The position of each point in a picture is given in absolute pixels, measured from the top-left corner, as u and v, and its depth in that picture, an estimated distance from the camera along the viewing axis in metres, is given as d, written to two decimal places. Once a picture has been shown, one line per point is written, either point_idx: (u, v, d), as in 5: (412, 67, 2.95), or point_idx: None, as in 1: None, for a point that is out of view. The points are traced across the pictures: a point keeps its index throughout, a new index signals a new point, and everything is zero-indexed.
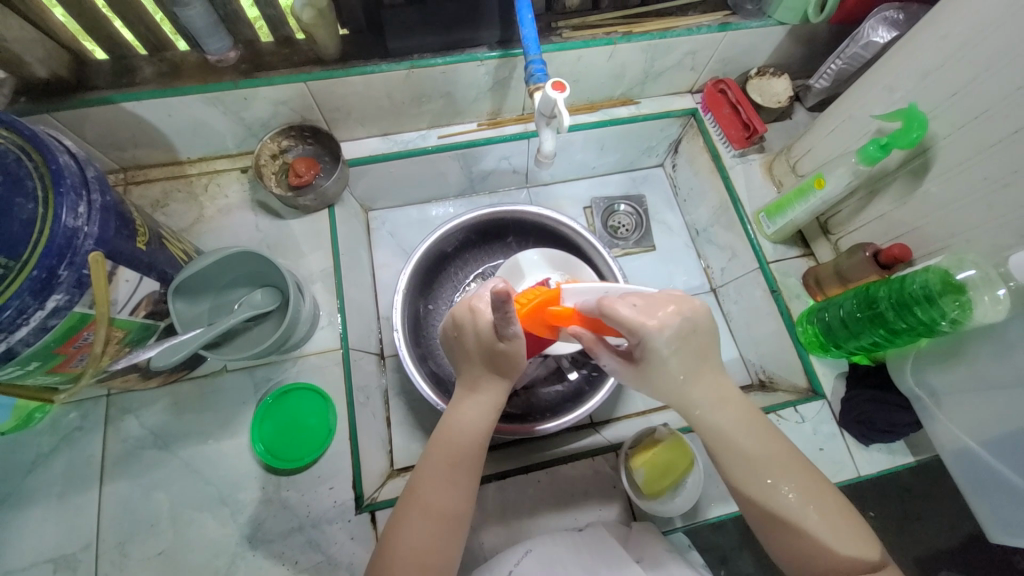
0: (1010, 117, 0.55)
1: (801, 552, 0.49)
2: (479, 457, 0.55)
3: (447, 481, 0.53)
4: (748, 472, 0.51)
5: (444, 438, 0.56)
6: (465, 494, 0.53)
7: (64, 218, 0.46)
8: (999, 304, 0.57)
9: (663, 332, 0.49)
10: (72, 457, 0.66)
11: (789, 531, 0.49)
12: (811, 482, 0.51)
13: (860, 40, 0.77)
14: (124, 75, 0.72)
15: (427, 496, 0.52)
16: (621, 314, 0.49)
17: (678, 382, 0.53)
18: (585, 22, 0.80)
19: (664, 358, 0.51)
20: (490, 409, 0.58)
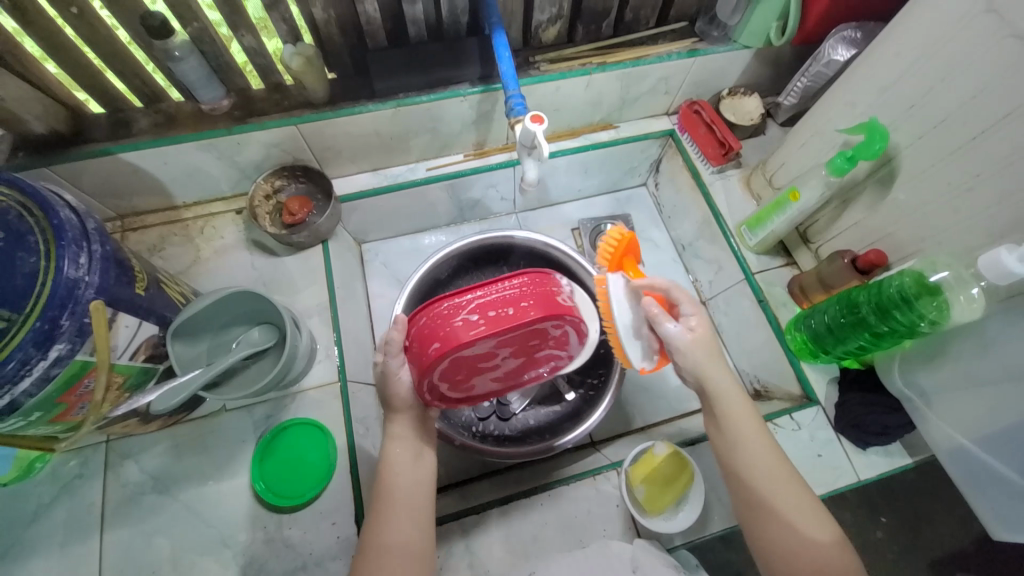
0: (966, 125, 0.59)
1: (785, 551, 0.51)
2: (426, 495, 0.58)
3: (398, 516, 0.55)
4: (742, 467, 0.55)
5: (386, 481, 0.58)
6: (419, 525, 0.56)
7: (65, 269, 0.47)
8: (974, 302, 0.60)
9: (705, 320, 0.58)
10: (72, 506, 0.66)
11: (774, 527, 0.52)
12: (794, 484, 0.54)
13: (822, 59, 0.82)
14: (121, 127, 0.75)
15: (384, 534, 0.54)
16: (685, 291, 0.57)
17: (704, 367, 0.57)
18: (561, 55, 0.84)
19: (703, 341, 0.57)
20: (415, 446, 0.60)
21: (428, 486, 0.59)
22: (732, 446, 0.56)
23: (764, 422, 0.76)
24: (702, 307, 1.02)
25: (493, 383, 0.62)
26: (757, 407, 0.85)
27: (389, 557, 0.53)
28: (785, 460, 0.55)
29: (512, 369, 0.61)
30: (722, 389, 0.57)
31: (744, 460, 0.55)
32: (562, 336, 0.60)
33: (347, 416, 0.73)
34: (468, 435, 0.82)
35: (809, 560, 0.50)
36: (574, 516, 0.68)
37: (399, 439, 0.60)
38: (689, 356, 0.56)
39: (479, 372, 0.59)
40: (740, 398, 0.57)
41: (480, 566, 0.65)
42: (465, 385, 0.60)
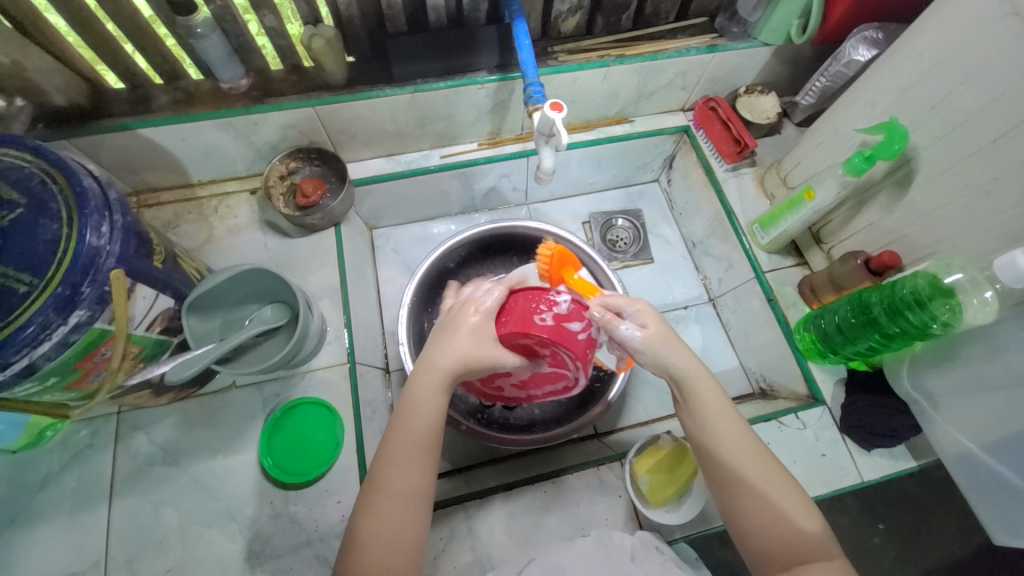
0: (988, 127, 0.58)
1: (762, 535, 0.52)
2: (434, 446, 0.56)
3: (409, 467, 0.54)
4: (714, 454, 0.55)
5: (403, 426, 0.55)
6: (427, 477, 0.54)
7: (87, 237, 0.48)
8: (987, 306, 0.59)
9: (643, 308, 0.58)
10: (83, 474, 0.67)
11: (749, 511, 0.52)
12: (763, 462, 0.54)
13: (843, 58, 0.81)
14: (140, 103, 0.75)
15: (392, 482, 0.53)
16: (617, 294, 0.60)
17: (664, 356, 0.57)
18: (579, 46, 0.84)
19: (655, 330, 0.58)
20: (441, 393, 0.56)
21: (437, 437, 0.56)
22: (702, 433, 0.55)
23: (769, 419, 0.76)
24: (711, 304, 1.02)
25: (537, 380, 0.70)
26: (762, 405, 0.85)
27: (395, 506, 0.52)
28: (754, 440, 0.55)
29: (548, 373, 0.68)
30: (684, 373, 0.56)
31: (714, 448, 0.55)
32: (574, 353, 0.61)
33: (355, 397, 0.74)
34: (474, 422, 0.83)
35: (786, 539, 0.51)
36: (577, 505, 0.69)
37: (425, 382, 0.56)
38: (643, 353, 0.57)
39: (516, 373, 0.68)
40: (710, 381, 0.57)
41: (482, 549, 0.65)
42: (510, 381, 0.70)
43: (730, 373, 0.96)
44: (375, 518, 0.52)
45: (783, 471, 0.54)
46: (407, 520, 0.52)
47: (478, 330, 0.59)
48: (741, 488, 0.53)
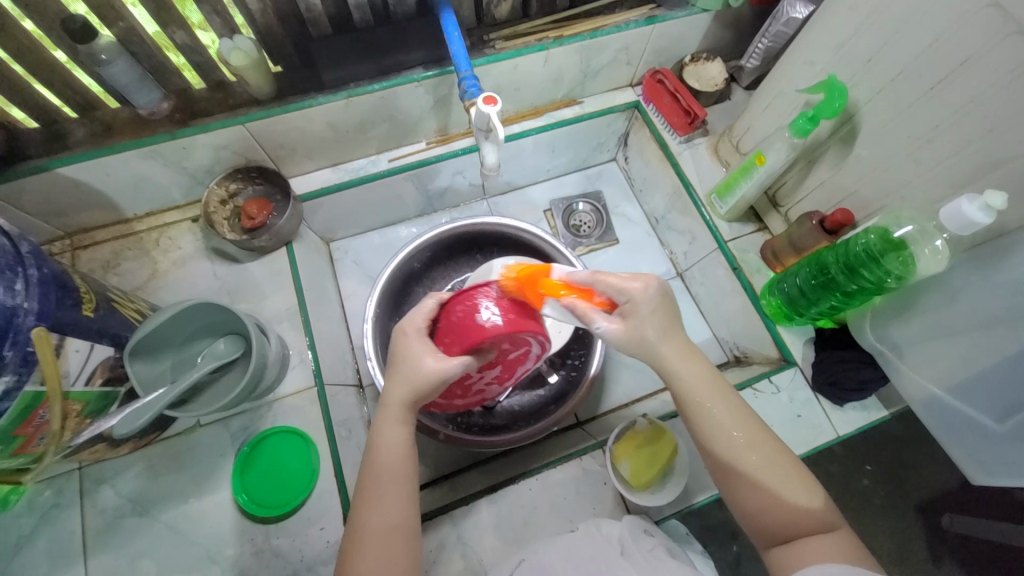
0: (924, 76, 0.58)
1: (761, 520, 0.52)
2: (412, 475, 0.56)
3: (390, 501, 0.54)
4: (715, 445, 0.54)
5: (376, 463, 0.56)
6: (409, 504, 0.55)
7: (1, 297, 0.45)
8: (938, 254, 0.61)
9: (646, 292, 0.56)
10: (51, 536, 0.64)
11: (751, 498, 0.52)
12: (772, 448, 0.54)
13: (781, 18, 0.81)
14: (55, 140, 0.70)
15: (374, 518, 0.53)
16: (612, 280, 0.57)
17: (657, 345, 0.57)
18: (516, 31, 0.81)
19: (646, 318, 0.56)
20: (402, 421, 0.58)
21: (415, 465, 0.58)
22: (704, 422, 0.55)
23: (744, 388, 0.77)
24: (679, 279, 1.02)
25: (490, 380, 0.71)
26: (738, 373, 0.86)
27: (383, 541, 0.52)
28: (760, 427, 0.55)
29: (501, 369, 0.69)
30: (683, 364, 0.57)
31: (717, 439, 0.54)
32: (538, 337, 0.63)
33: (327, 420, 0.72)
34: (454, 427, 0.82)
35: (789, 524, 0.51)
36: (563, 498, 0.69)
37: (390, 417, 0.58)
38: (628, 342, 0.57)
39: (469, 380, 0.69)
40: (696, 363, 0.57)
41: (473, 556, 0.65)
42: (463, 388, 0.71)
43: (704, 345, 0.97)
44: (362, 553, 0.52)
45: (792, 460, 0.54)
46: (398, 551, 0.52)
47: (415, 349, 0.58)
48: (740, 475, 0.53)
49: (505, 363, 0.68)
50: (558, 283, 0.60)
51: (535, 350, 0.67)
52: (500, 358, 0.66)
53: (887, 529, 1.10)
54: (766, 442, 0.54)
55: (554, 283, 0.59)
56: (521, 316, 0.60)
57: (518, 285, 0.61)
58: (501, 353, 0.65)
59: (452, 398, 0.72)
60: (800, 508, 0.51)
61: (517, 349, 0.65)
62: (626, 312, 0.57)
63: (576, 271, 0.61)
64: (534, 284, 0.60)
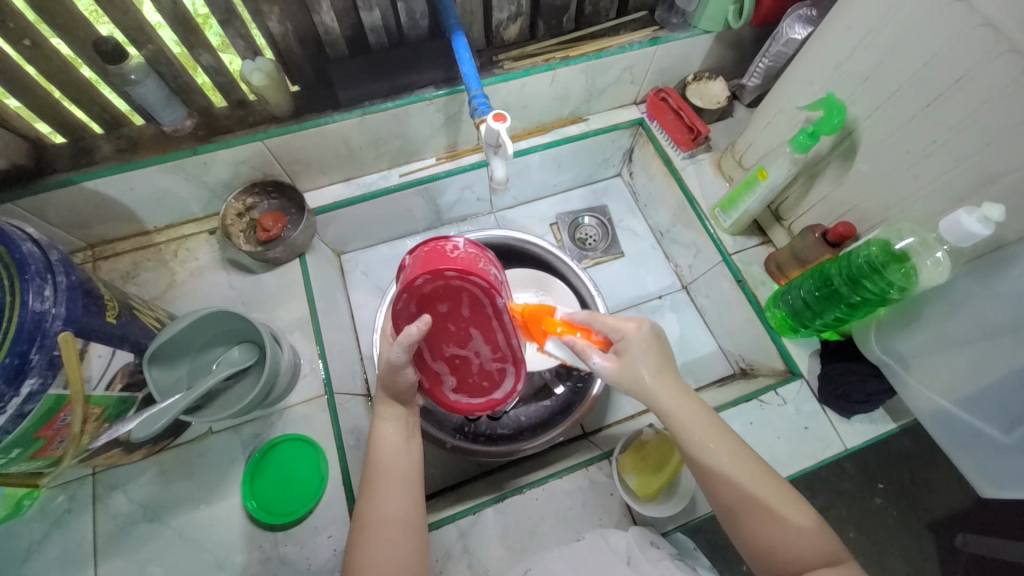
0: (920, 93, 0.60)
1: (769, 559, 0.52)
2: (418, 470, 0.61)
3: (391, 494, 0.57)
4: (719, 485, 0.55)
5: (375, 461, 0.59)
6: (409, 496, 0.58)
7: (30, 302, 0.47)
8: (940, 266, 0.61)
9: (639, 331, 0.61)
10: (64, 540, 0.65)
11: (756, 535, 0.53)
12: (773, 482, 0.55)
13: (781, 38, 0.84)
14: (83, 155, 0.73)
15: (379, 512, 0.56)
16: (607, 321, 0.62)
17: (650, 385, 0.59)
18: (524, 51, 0.84)
19: (639, 357, 0.60)
20: (397, 420, 0.62)
21: (419, 461, 0.62)
22: (704, 464, 0.56)
23: (750, 400, 0.77)
24: (684, 291, 1.03)
25: (494, 354, 0.66)
26: (744, 385, 0.86)
27: (387, 531, 0.55)
28: (758, 464, 0.56)
29: (486, 332, 0.64)
30: (675, 403, 0.59)
31: (722, 477, 0.55)
32: (454, 272, 0.60)
33: (336, 428, 0.73)
34: (461, 437, 0.83)
35: (799, 561, 0.51)
36: (570, 509, 0.69)
37: (386, 417, 0.62)
38: (622, 381, 0.61)
39: (470, 362, 0.66)
40: (688, 403, 0.59)
41: (480, 566, 0.65)
42: (481, 374, 0.67)
43: (711, 357, 0.97)
44: (368, 544, 0.54)
45: (794, 493, 0.55)
46: (403, 540, 0.55)
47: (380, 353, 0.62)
48: (743, 514, 0.53)
49: (479, 322, 0.64)
50: (557, 320, 0.65)
51: (487, 295, 0.62)
52: (468, 314, 0.63)
53: (900, 549, 1.08)
54: (764, 478, 0.55)
55: (554, 322, 0.64)
56: (409, 269, 0.61)
57: (523, 323, 0.65)
58: (457, 310, 0.63)
59: (485, 390, 0.68)
60: (806, 538, 0.52)
61: (464, 301, 0.62)
62: (620, 350, 0.61)
63: (576, 312, 0.65)
64: (537, 322, 0.65)
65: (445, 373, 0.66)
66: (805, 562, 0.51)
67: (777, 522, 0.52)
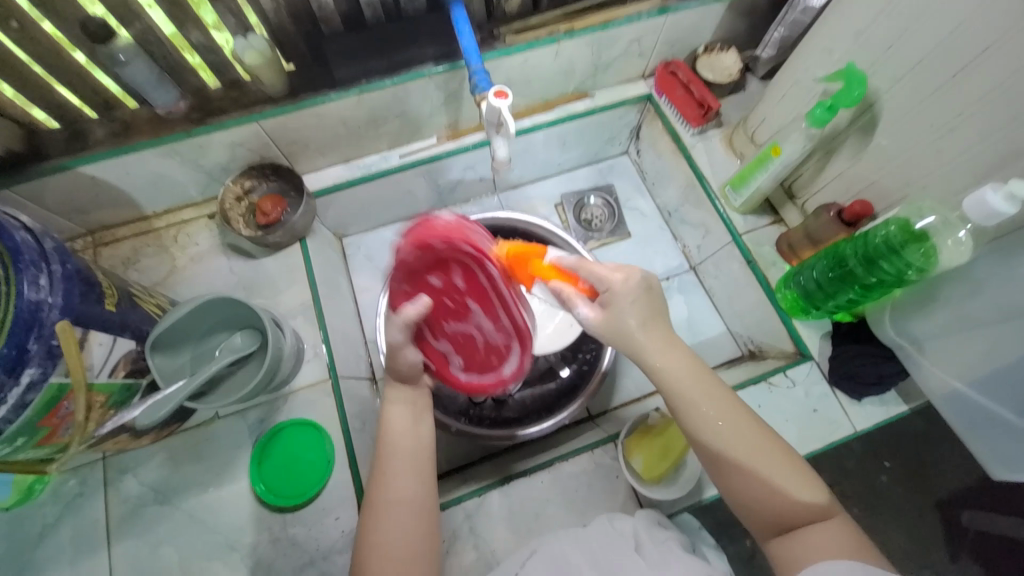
0: (947, 62, 0.56)
1: (756, 509, 0.52)
2: (431, 453, 0.59)
3: (403, 477, 0.56)
4: (706, 437, 0.54)
5: (388, 444, 0.58)
6: (422, 480, 0.57)
7: (26, 292, 0.46)
8: (961, 246, 0.59)
9: (628, 284, 0.58)
10: (77, 523, 0.66)
11: (745, 486, 0.52)
12: (762, 434, 0.54)
13: (798, 5, 0.79)
14: (77, 139, 0.72)
15: (392, 495, 0.54)
16: (596, 269, 0.60)
17: (636, 334, 0.57)
18: (526, 24, 0.79)
19: (627, 307, 0.58)
20: (408, 403, 0.60)
21: (432, 443, 0.60)
22: (694, 416, 0.55)
23: (759, 382, 0.76)
24: (692, 272, 1.01)
25: (496, 327, 0.67)
26: (752, 367, 0.85)
27: (404, 520, 0.54)
28: (747, 416, 0.55)
29: (486, 308, 0.65)
30: (663, 355, 0.57)
31: (709, 431, 0.54)
32: (445, 249, 0.58)
33: (341, 412, 0.73)
34: (466, 421, 0.83)
35: (786, 511, 0.51)
36: (576, 492, 0.69)
37: (396, 400, 0.60)
38: (607, 331, 0.59)
39: (474, 337, 0.67)
40: (678, 355, 0.57)
41: (486, 547, 0.65)
42: (484, 349, 0.68)
43: (718, 339, 0.96)
44: (380, 527, 0.53)
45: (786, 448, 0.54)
46: (415, 522, 0.54)
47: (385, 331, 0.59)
48: (735, 465, 0.52)
49: (477, 296, 0.64)
50: (546, 265, 0.64)
51: (478, 267, 0.61)
52: (464, 291, 0.63)
53: (905, 527, 1.08)
54: (753, 429, 0.54)
55: (543, 266, 0.64)
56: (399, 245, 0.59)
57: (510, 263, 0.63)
58: (456, 289, 0.63)
59: (492, 366, 0.69)
60: (795, 492, 0.51)
61: (458, 274, 0.62)
62: (607, 301, 0.59)
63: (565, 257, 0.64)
64: (525, 263, 0.63)
65: (451, 352, 0.66)
66: (791, 512, 0.51)
67: (766, 473, 0.52)
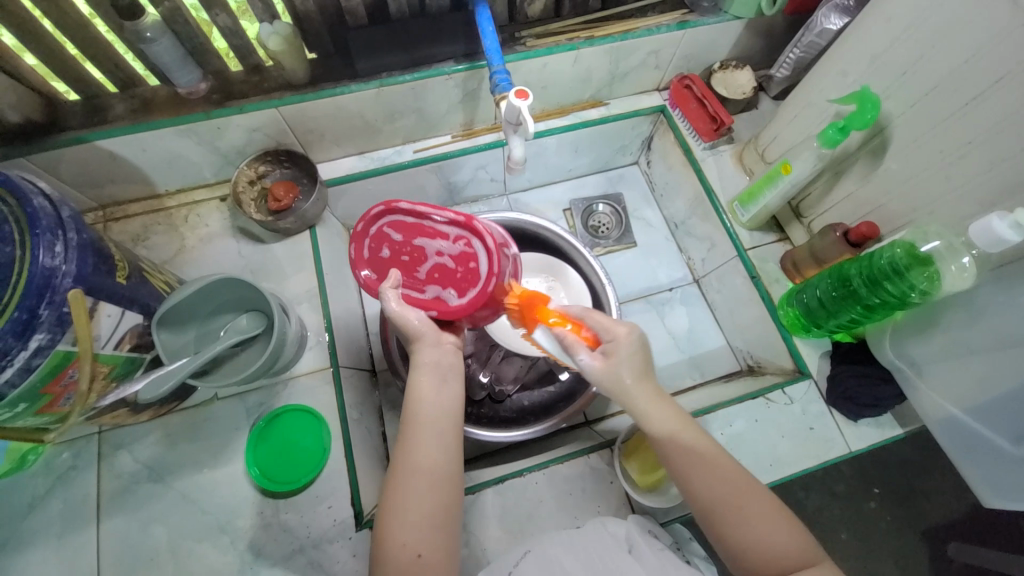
0: (959, 91, 0.58)
1: (749, 563, 0.52)
2: (455, 421, 0.58)
3: (429, 444, 0.55)
4: (693, 479, 0.55)
5: (415, 410, 0.57)
6: (448, 449, 0.56)
7: (41, 258, 0.46)
8: (965, 271, 0.60)
9: (629, 337, 0.59)
10: (68, 496, 0.66)
11: (735, 539, 0.52)
12: (748, 486, 0.54)
13: (815, 28, 0.80)
14: (97, 113, 0.72)
15: (416, 461, 0.54)
16: (602, 320, 0.61)
17: (632, 388, 0.58)
18: (547, 29, 0.82)
19: (625, 361, 0.59)
20: (438, 373, 0.59)
21: (458, 411, 0.59)
22: (682, 471, 0.55)
23: (756, 397, 0.76)
24: (695, 285, 1.02)
25: (451, 241, 0.59)
26: (751, 382, 0.85)
27: (421, 485, 0.53)
28: (734, 467, 0.55)
29: (427, 234, 0.60)
30: (653, 411, 0.58)
31: (698, 482, 0.54)
32: (370, 228, 0.61)
33: (340, 401, 0.73)
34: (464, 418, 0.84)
35: (779, 561, 0.51)
36: (570, 495, 0.69)
37: (425, 368, 0.59)
38: (605, 381, 0.59)
39: (445, 265, 0.60)
40: (665, 414, 0.58)
41: (477, 545, 0.65)
42: (459, 266, 0.59)
43: (718, 353, 0.97)
44: (403, 491, 0.53)
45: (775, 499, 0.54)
46: (438, 490, 0.54)
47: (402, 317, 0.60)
48: (725, 518, 0.53)
49: (415, 234, 0.60)
50: (552, 310, 0.62)
51: (396, 212, 0.60)
52: (407, 242, 0.61)
53: (892, 553, 1.08)
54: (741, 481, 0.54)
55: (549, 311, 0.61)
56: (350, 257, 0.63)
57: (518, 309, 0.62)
58: (400, 244, 0.61)
59: (478, 280, 0.59)
60: (784, 538, 0.51)
61: (390, 232, 0.61)
62: (608, 352, 0.60)
63: (573, 307, 0.64)
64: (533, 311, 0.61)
65: (440, 291, 0.60)
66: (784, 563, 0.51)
67: (756, 524, 0.52)
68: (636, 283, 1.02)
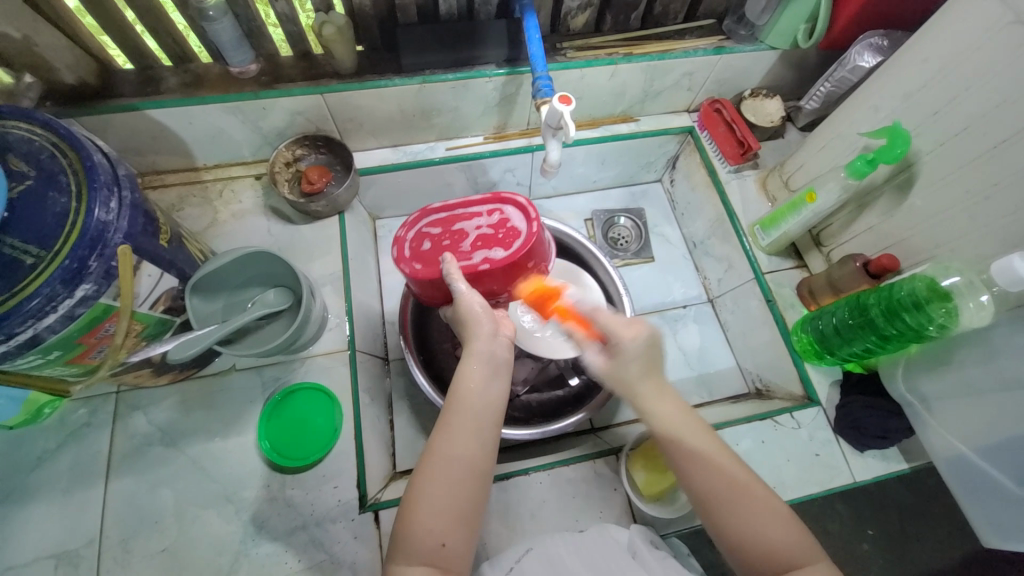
0: (988, 134, 0.59)
1: (741, 551, 0.52)
2: (497, 416, 0.57)
3: (465, 436, 0.55)
4: (693, 471, 0.55)
5: (456, 399, 0.57)
6: (484, 444, 0.55)
7: (96, 212, 0.48)
8: (983, 310, 0.60)
9: (635, 340, 0.63)
10: (81, 451, 0.67)
11: (726, 525, 0.53)
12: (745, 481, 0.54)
13: (847, 64, 0.83)
14: (149, 84, 0.75)
15: (451, 450, 0.53)
16: (612, 322, 0.66)
17: (636, 385, 0.61)
18: (588, 43, 0.85)
19: (628, 360, 0.63)
20: (484, 365, 0.59)
21: (500, 406, 0.58)
22: (679, 459, 0.56)
23: (764, 419, 0.77)
24: (709, 304, 1.03)
25: (486, 216, 0.68)
26: (759, 404, 0.86)
27: (453, 475, 0.52)
28: (734, 463, 0.55)
29: (464, 218, 0.68)
30: (652, 402, 0.60)
31: (693, 469, 0.55)
32: (411, 232, 0.68)
33: (354, 383, 0.74)
34: None
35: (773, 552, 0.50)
36: (573, 497, 0.69)
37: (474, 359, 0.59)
38: (608, 374, 0.64)
39: (487, 232, 0.66)
40: (665, 402, 0.59)
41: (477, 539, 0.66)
42: (498, 228, 0.66)
43: (727, 373, 0.97)
44: (432, 479, 0.52)
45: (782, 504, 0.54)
46: (467, 485, 0.53)
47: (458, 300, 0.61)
48: (719, 505, 0.53)
49: (453, 223, 0.68)
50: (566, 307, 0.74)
51: (434, 213, 0.69)
52: (447, 232, 0.68)
53: None
54: (739, 475, 0.54)
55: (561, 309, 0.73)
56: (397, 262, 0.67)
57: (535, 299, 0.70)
58: (440, 235, 0.67)
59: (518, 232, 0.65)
60: (777, 533, 0.51)
61: (431, 228, 0.68)
62: (614, 352, 0.64)
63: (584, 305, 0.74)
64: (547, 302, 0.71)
65: (487, 252, 0.64)
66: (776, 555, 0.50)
67: (751, 518, 0.52)
68: (650, 297, 1.04)
